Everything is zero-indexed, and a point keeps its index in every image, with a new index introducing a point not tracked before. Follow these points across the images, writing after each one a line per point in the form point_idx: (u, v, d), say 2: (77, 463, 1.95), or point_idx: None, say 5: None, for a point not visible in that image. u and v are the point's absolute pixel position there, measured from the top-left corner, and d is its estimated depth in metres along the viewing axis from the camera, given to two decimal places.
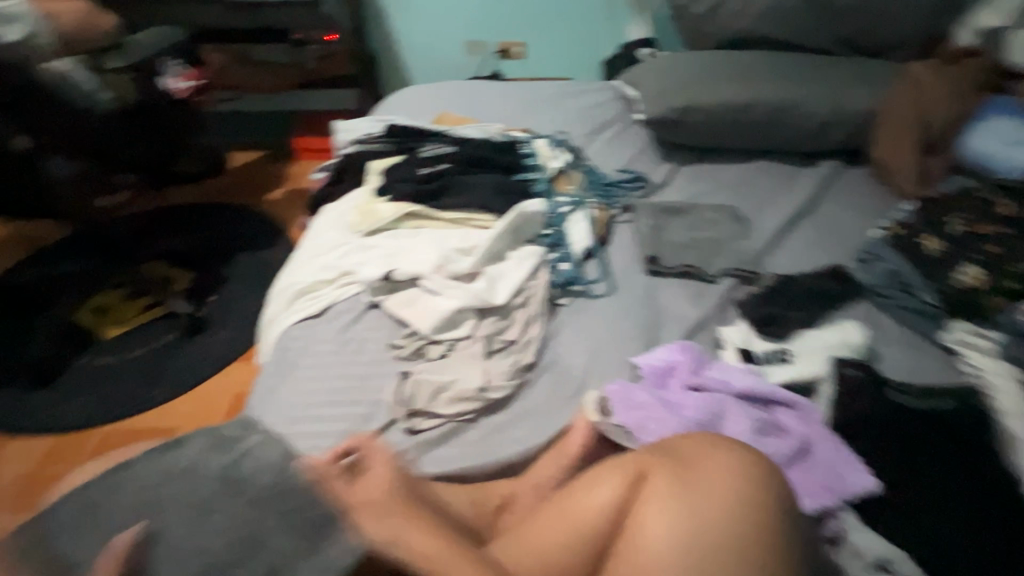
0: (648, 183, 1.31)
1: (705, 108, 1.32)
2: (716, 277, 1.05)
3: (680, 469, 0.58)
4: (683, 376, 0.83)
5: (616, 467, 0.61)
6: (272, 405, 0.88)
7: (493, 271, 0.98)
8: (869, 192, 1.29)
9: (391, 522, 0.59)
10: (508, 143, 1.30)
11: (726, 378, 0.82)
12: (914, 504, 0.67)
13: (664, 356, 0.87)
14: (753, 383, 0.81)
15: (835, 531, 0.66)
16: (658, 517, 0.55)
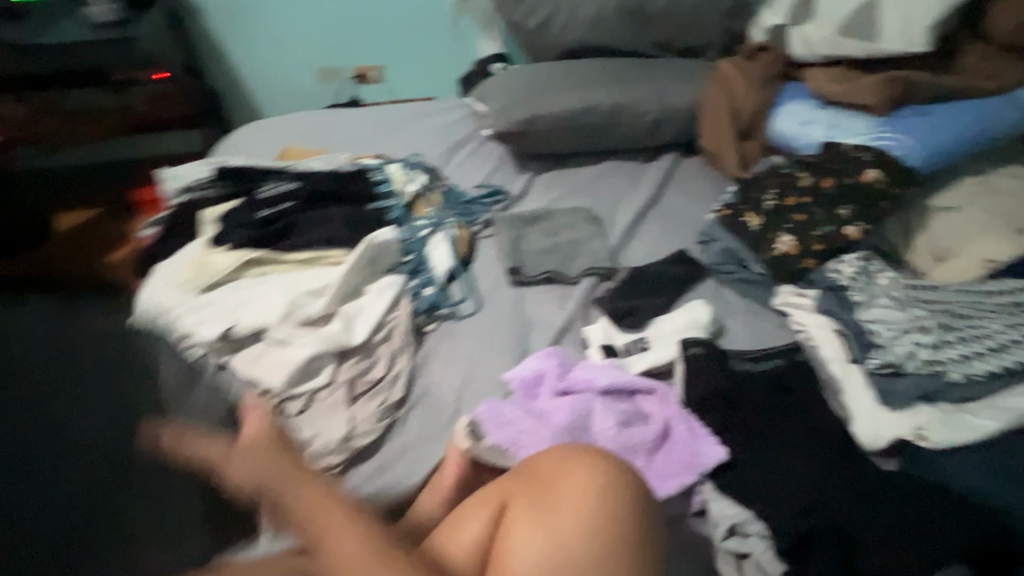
0: (506, 195, 1.33)
1: (547, 117, 1.38)
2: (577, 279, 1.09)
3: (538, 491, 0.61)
4: (553, 384, 0.84)
5: (483, 502, 0.65)
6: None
7: (349, 310, 0.93)
8: (703, 179, 1.42)
9: (253, 467, 0.64)
10: (356, 172, 1.25)
11: (592, 377, 0.84)
12: (759, 465, 0.72)
13: (533, 366, 0.87)
14: (616, 378, 0.83)
15: (700, 503, 0.72)
16: (516, 548, 0.58)
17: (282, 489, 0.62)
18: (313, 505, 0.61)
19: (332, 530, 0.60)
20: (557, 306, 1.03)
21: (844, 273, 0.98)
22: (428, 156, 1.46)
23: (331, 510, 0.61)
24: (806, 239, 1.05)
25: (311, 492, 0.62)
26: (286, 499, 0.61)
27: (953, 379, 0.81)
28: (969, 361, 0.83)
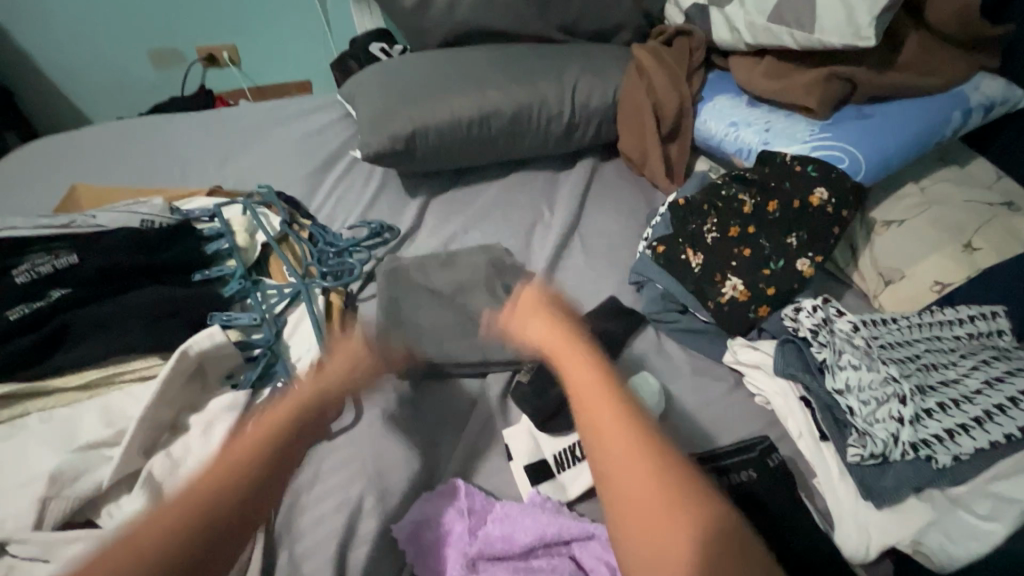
0: (393, 234, 1.04)
1: (436, 128, 1.09)
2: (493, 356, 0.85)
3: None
4: (457, 545, 0.64)
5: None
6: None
7: (159, 467, 0.64)
8: (628, 190, 1.22)
9: (551, 330, 0.65)
10: (174, 225, 0.90)
11: (512, 533, 0.64)
12: None
13: (437, 517, 0.67)
14: (541, 533, 0.64)
15: None
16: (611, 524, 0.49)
17: (553, 346, 0.64)
18: (570, 353, 0.61)
19: (575, 375, 0.59)
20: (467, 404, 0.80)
21: (805, 323, 0.82)
22: (288, 186, 1.14)
23: (569, 355, 0.61)
24: (756, 282, 0.88)
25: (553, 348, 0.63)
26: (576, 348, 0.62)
27: (940, 465, 0.68)
28: (954, 438, 0.70)
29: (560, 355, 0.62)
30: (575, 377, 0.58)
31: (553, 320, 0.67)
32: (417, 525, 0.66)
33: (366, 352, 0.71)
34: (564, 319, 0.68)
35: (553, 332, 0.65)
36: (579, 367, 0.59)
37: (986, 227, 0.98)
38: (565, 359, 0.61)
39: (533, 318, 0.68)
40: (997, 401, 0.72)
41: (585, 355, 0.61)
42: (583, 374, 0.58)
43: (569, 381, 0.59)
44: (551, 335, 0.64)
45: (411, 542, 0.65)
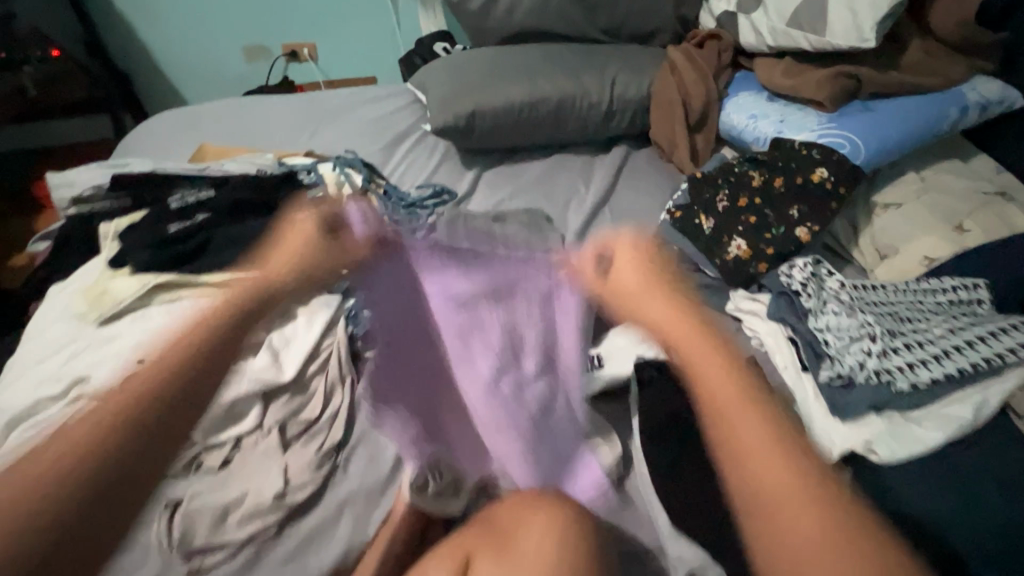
0: (451, 196, 1.24)
1: (492, 110, 1.29)
2: None
3: (507, 549, 0.60)
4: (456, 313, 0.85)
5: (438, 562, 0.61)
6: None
7: (277, 338, 0.85)
8: (656, 173, 1.38)
9: (663, 307, 0.66)
10: (283, 174, 1.13)
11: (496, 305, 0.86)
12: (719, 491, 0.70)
13: (441, 286, 0.89)
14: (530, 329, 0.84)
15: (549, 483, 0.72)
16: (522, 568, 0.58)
17: (670, 329, 0.64)
18: (707, 353, 0.60)
19: (702, 371, 0.59)
20: None
21: (796, 278, 0.96)
22: (366, 154, 1.36)
23: (688, 331, 0.63)
24: (759, 243, 1.03)
25: (675, 335, 0.63)
26: (702, 343, 0.61)
27: (899, 389, 0.82)
28: (914, 369, 0.83)
29: (687, 350, 0.61)
30: (704, 370, 0.59)
31: (655, 284, 0.69)
32: (409, 279, 0.89)
33: (306, 246, 0.83)
34: (665, 285, 0.70)
35: (670, 305, 0.66)
36: (714, 366, 0.59)
37: (977, 212, 1.09)
38: (692, 358, 0.60)
39: (635, 277, 0.71)
40: (957, 343, 0.85)
41: (713, 348, 0.61)
42: (712, 361, 0.59)
43: (694, 371, 0.60)
44: (667, 306, 0.66)
45: (396, 292, 0.88)
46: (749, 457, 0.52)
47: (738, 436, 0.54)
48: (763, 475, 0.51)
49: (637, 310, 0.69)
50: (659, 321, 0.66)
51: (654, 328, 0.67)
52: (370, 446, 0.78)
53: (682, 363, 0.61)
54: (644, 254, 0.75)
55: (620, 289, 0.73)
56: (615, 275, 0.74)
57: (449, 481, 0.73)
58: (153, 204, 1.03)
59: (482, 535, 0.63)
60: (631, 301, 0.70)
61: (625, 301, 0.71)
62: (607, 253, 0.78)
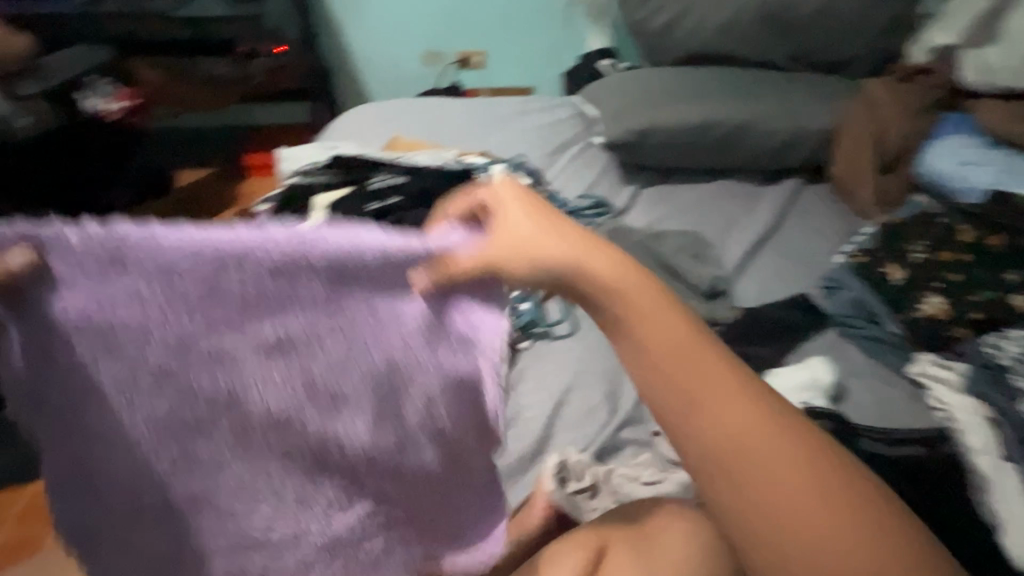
0: (611, 209, 1.26)
1: (664, 129, 1.30)
2: None
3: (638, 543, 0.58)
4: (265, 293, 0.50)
5: (574, 545, 0.59)
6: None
7: None
8: (832, 212, 1.27)
9: (609, 260, 0.46)
10: (463, 170, 1.23)
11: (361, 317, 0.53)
12: None
13: (109, 306, 0.47)
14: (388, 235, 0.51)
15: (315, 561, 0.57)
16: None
17: (637, 290, 0.45)
18: (664, 330, 0.43)
19: (705, 365, 0.43)
20: None
21: (1006, 352, 0.83)
22: (532, 158, 1.43)
23: (629, 270, 0.46)
24: (963, 305, 0.92)
25: (686, 352, 0.43)
26: (646, 303, 0.45)
27: None
28: None
29: (640, 309, 0.44)
30: (658, 318, 0.44)
31: (549, 227, 0.47)
32: (116, 252, 0.46)
33: None
34: (517, 237, 0.47)
35: (608, 259, 0.46)
36: (686, 351, 0.43)
37: None
38: (691, 354, 0.43)
39: (530, 224, 0.47)
40: None
41: (693, 337, 0.44)
42: (681, 345, 0.43)
43: (647, 340, 0.43)
44: (598, 262, 0.46)
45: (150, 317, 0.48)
46: (766, 471, 0.40)
47: (732, 425, 0.41)
48: (789, 496, 0.40)
49: (524, 258, 0.46)
50: (597, 275, 0.45)
51: (540, 285, 0.47)
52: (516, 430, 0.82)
53: (612, 326, 0.45)
54: (533, 198, 0.50)
55: (502, 232, 0.48)
56: (497, 227, 0.49)
57: (586, 485, 0.74)
58: (356, 184, 1.17)
59: (619, 528, 0.60)
60: (523, 255, 0.46)
61: (510, 249, 0.47)
62: (465, 203, 0.52)
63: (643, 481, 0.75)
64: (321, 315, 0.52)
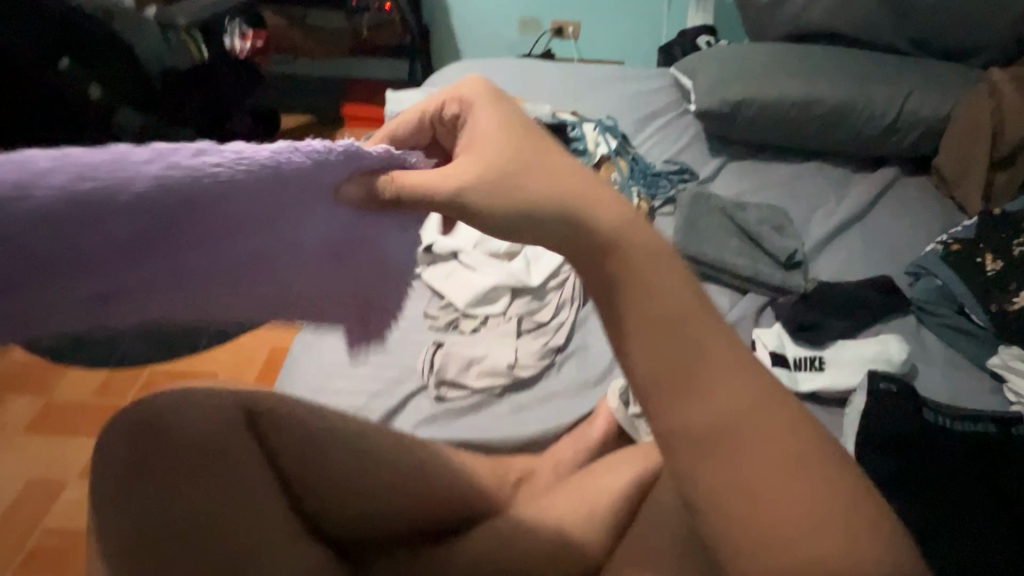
0: (694, 176, 1.28)
1: (760, 103, 1.30)
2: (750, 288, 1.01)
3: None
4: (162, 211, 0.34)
5: (640, 453, 0.68)
6: (299, 372, 0.86)
7: (530, 252, 0.98)
8: (929, 203, 1.23)
9: (581, 172, 0.43)
10: (556, 125, 1.29)
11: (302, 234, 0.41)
12: (953, 526, 0.67)
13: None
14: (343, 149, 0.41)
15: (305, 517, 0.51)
16: None
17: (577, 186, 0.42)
18: (649, 258, 0.42)
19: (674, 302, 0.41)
20: (727, 304, 0.99)
21: None
22: (621, 122, 1.46)
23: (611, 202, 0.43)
24: None
25: (656, 257, 0.42)
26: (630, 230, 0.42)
27: None
28: None
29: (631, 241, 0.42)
30: (637, 243, 0.42)
31: (536, 137, 0.44)
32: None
33: None
34: (505, 139, 0.43)
35: (590, 184, 0.43)
36: (676, 291, 0.41)
37: None
38: (665, 289, 0.41)
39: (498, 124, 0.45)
40: None
41: (651, 270, 0.42)
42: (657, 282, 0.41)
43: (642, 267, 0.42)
44: (577, 180, 0.43)
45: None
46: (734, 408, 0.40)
47: (717, 374, 0.40)
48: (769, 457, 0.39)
49: (504, 190, 0.41)
50: (546, 191, 0.41)
51: (512, 216, 0.41)
52: (582, 356, 0.89)
53: (604, 291, 0.43)
54: (505, 102, 0.47)
55: (485, 163, 0.42)
56: (471, 142, 0.45)
57: None
58: None
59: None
60: (502, 182, 0.41)
61: (495, 171, 0.42)
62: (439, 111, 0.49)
63: None
64: (249, 231, 0.39)
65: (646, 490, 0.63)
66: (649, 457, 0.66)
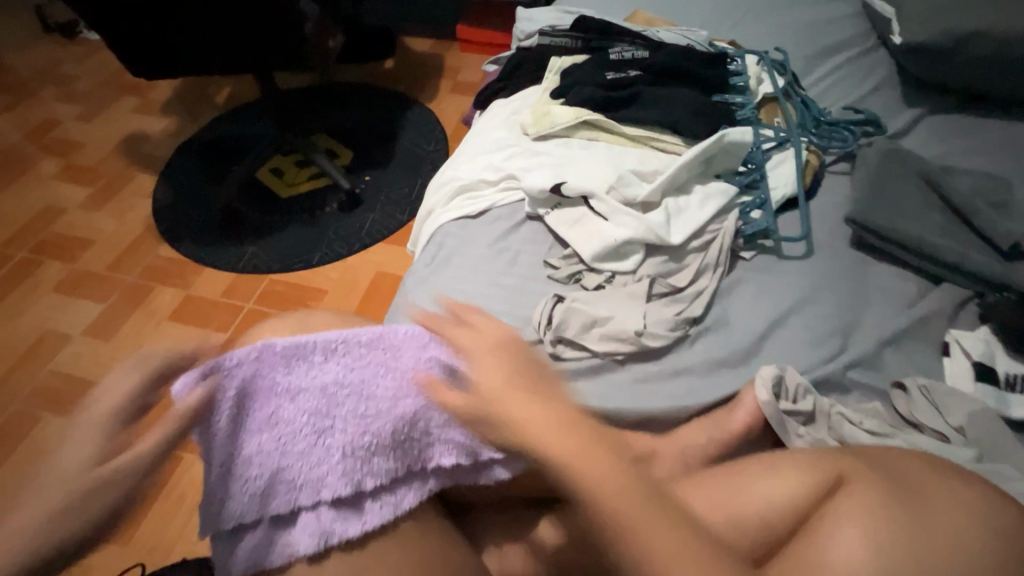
0: (881, 129, 1.03)
1: (997, 37, 0.99)
2: (947, 279, 0.81)
3: (906, 504, 0.44)
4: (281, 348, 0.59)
5: (805, 462, 0.50)
6: (411, 308, 0.83)
7: (672, 204, 0.84)
8: None
9: (545, 415, 0.52)
10: (714, 54, 1.08)
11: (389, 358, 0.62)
12: None
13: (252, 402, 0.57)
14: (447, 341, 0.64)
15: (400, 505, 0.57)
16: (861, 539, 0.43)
17: (519, 416, 0.52)
18: (632, 497, 0.48)
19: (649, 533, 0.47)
20: (914, 292, 0.80)
21: None
22: (790, 56, 1.21)
23: (591, 448, 0.50)
24: None
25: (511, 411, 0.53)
26: (579, 450, 0.50)
27: None
28: None
29: (592, 483, 0.49)
30: (597, 480, 0.49)
31: (522, 393, 0.54)
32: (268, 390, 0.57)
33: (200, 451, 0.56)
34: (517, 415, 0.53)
35: (518, 399, 0.53)
36: (643, 509, 0.47)
37: None
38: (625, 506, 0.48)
39: (505, 395, 0.54)
40: None
41: (633, 513, 0.47)
42: (611, 488, 0.48)
43: (603, 500, 0.48)
44: (527, 414, 0.52)
45: (231, 435, 0.56)
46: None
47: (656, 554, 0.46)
48: None
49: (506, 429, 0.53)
50: (524, 428, 0.52)
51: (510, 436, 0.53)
52: (719, 332, 0.77)
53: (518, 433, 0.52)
54: (520, 372, 0.55)
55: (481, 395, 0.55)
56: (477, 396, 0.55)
57: (804, 408, 0.66)
58: (597, 52, 1.10)
59: (867, 463, 0.49)
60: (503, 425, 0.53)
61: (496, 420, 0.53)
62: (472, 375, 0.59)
63: (867, 429, 0.65)
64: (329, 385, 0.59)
65: (814, 510, 0.48)
66: (817, 476, 0.49)
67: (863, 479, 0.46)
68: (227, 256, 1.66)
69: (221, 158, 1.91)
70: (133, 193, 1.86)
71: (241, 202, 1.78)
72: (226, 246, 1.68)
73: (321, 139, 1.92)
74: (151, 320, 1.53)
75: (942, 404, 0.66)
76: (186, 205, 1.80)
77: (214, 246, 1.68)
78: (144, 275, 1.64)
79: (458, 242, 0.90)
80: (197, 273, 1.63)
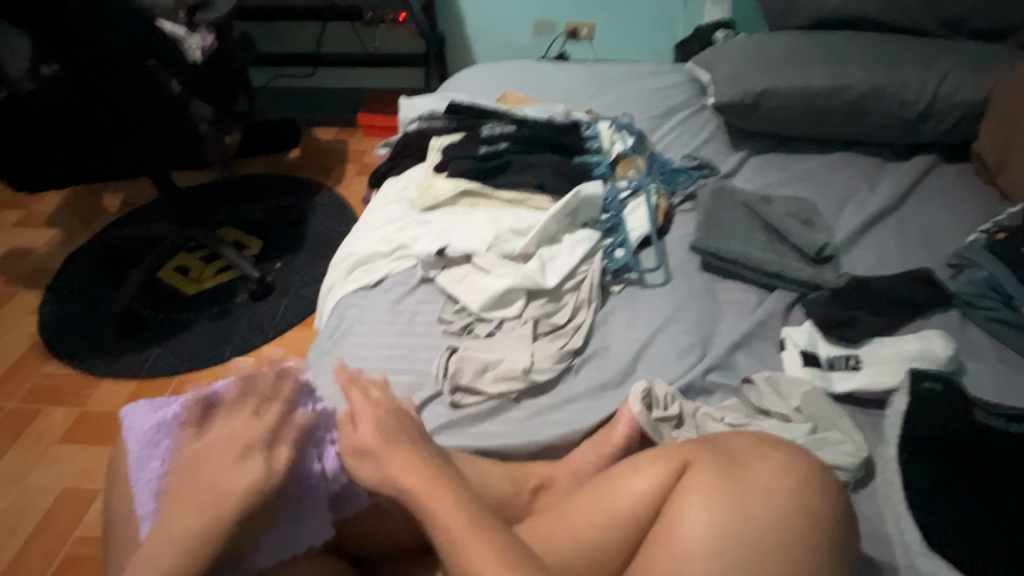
0: (714, 171, 1.23)
1: (783, 92, 1.25)
2: (775, 285, 0.96)
3: (734, 472, 0.54)
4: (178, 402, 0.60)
5: (659, 457, 0.59)
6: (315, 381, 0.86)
7: (545, 254, 0.96)
8: (966, 193, 1.16)
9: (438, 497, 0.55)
10: (571, 124, 1.26)
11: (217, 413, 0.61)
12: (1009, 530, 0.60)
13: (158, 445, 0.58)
14: None
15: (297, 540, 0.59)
16: (700, 510, 0.52)
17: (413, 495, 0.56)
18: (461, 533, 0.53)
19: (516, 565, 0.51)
20: (754, 301, 0.95)
21: None
22: (637, 119, 1.42)
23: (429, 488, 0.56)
24: None
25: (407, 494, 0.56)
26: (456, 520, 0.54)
27: None
28: None
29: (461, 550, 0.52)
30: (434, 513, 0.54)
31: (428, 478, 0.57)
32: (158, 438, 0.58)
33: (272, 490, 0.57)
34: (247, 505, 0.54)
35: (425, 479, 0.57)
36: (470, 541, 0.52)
37: None
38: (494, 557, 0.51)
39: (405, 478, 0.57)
40: None
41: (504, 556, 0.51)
42: (442, 525, 0.54)
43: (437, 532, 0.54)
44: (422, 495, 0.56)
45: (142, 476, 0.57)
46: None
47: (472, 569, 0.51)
48: None
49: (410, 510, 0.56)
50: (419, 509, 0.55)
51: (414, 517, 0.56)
52: (599, 359, 0.86)
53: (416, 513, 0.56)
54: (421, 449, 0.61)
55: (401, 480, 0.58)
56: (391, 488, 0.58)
57: (671, 413, 0.76)
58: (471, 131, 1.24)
59: (707, 448, 0.58)
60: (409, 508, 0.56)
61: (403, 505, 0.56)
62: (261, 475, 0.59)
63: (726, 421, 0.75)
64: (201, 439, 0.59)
65: (669, 495, 0.56)
66: (666, 468, 0.57)
67: (699, 462, 0.56)
68: (127, 363, 1.58)
69: (116, 264, 1.85)
70: (16, 311, 1.74)
71: (141, 306, 1.72)
72: (127, 351, 1.61)
73: (228, 233, 1.93)
74: (39, 447, 1.40)
75: (782, 389, 0.78)
76: (77, 317, 1.71)
77: (113, 354, 1.60)
78: (29, 398, 1.51)
79: (357, 311, 0.95)
80: (95, 385, 1.53)
